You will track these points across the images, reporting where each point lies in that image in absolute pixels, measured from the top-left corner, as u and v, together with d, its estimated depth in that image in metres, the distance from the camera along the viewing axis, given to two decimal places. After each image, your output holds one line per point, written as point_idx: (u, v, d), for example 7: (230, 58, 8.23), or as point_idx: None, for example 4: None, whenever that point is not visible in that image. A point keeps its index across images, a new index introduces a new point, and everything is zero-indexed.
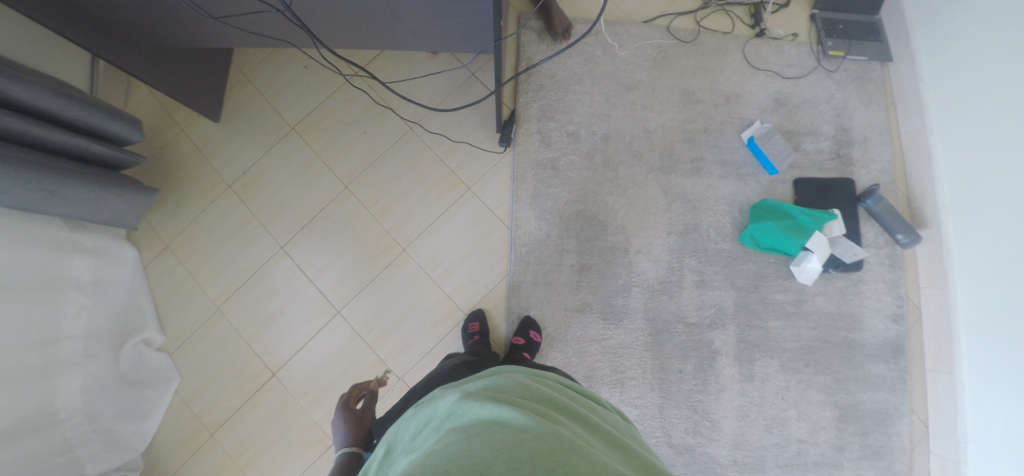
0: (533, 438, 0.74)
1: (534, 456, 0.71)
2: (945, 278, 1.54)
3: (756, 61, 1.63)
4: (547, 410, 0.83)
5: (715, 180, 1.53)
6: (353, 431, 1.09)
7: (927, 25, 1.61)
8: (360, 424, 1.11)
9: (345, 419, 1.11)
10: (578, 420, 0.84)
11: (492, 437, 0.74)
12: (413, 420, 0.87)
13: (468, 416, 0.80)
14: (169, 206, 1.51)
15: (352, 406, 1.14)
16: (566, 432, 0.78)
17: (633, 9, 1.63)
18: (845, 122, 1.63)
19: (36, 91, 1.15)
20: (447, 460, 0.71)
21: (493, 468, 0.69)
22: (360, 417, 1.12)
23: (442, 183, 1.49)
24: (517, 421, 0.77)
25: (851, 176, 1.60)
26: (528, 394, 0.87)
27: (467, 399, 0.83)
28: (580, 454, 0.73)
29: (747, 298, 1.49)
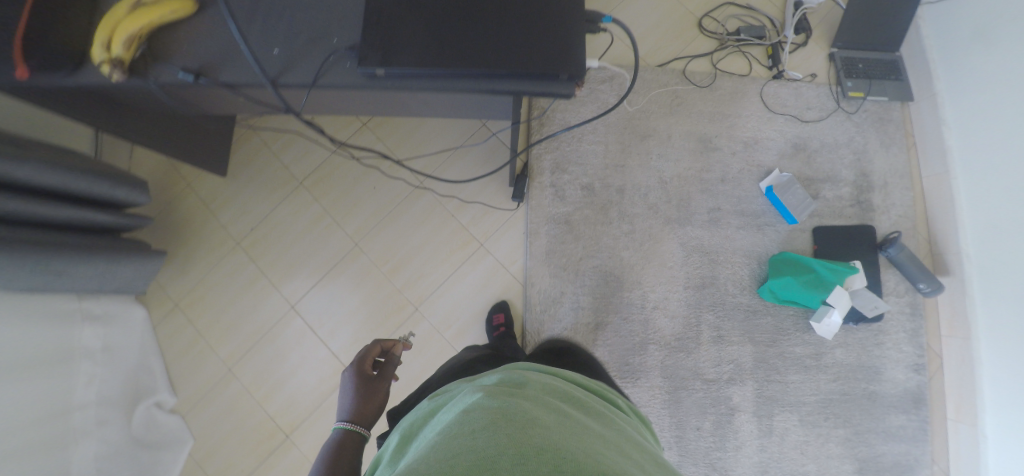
0: (541, 434, 0.72)
1: (540, 448, 0.70)
2: (968, 328, 1.51)
3: (773, 104, 1.59)
4: (557, 407, 0.82)
5: (733, 231, 1.50)
6: (360, 404, 0.94)
7: (951, 67, 1.57)
8: (370, 400, 0.96)
9: (353, 392, 0.96)
10: (588, 418, 0.83)
11: (500, 428, 0.73)
12: (425, 410, 0.87)
13: (477, 405, 0.78)
14: (177, 264, 1.49)
15: (365, 378, 0.99)
16: (576, 428, 0.77)
17: (647, 52, 1.59)
18: (865, 167, 1.60)
19: (49, 172, 1.13)
20: (451, 455, 0.69)
21: (500, 464, 0.68)
22: (371, 393, 0.96)
23: (454, 239, 1.46)
24: (526, 416, 0.75)
25: (871, 222, 1.56)
26: (543, 395, 0.85)
27: (480, 392, 0.82)
28: (587, 453, 0.71)
29: (766, 353, 1.47)
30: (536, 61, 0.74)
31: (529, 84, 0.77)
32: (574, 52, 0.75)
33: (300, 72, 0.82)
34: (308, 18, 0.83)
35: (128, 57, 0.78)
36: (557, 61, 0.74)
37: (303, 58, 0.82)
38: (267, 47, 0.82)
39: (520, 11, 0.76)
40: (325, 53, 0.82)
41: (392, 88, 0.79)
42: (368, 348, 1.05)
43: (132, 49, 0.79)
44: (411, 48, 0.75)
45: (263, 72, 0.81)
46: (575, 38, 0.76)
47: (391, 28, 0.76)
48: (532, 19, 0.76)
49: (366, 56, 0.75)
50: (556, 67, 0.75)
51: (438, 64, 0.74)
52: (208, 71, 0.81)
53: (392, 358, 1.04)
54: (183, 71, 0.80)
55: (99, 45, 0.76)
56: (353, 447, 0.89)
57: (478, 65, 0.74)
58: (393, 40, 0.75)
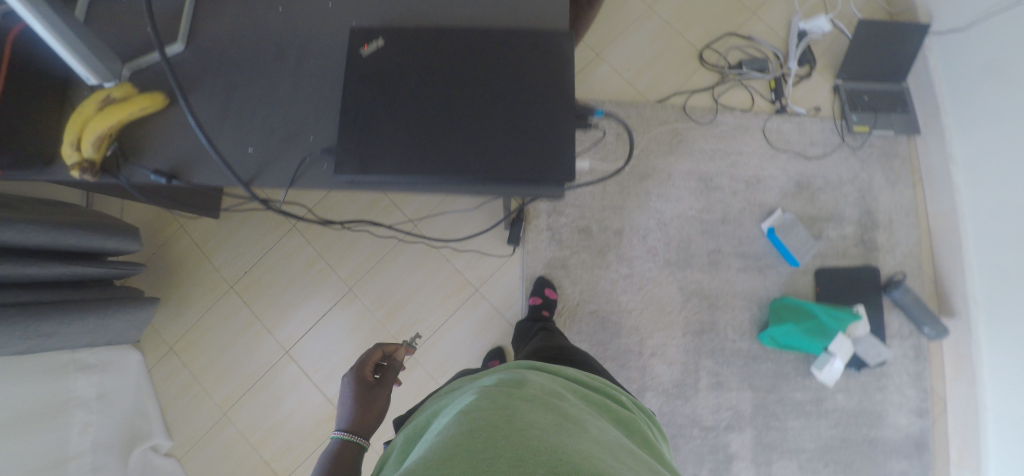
0: (542, 432, 0.66)
1: (540, 448, 0.63)
2: (972, 372, 1.48)
3: (777, 140, 1.55)
4: (562, 404, 0.75)
5: (733, 274, 1.47)
6: (359, 412, 0.89)
7: (961, 101, 1.50)
8: (371, 413, 0.90)
9: (353, 405, 0.90)
10: (593, 415, 0.77)
11: (499, 428, 0.66)
12: (427, 413, 0.81)
13: (474, 405, 0.72)
14: (171, 308, 1.48)
15: (365, 388, 0.92)
16: (579, 428, 0.69)
17: (646, 86, 1.55)
18: (870, 204, 1.55)
19: (37, 231, 1.10)
20: (446, 456, 0.63)
21: (496, 465, 0.61)
22: (372, 399, 0.91)
23: (449, 284, 1.44)
24: (526, 416, 0.69)
25: (875, 262, 1.53)
26: (547, 391, 0.78)
27: (479, 391, 0.76)
28: (589, 457, 0.64)
29: (765, 399, 1.45)
30: (524, 172, 0.67)
31: (516, 189, 0.69)
32: (565, 161, 0.67)
33: (274, 173, 0.72)
34: (283, 112, 0.73)
35: (99, 158, 0.70)
36: (547, 172, 0.67)
37: (278, 159, 0.72)
38: (239, 146, 0.72)
39: (506, 109, 0.68)
40: (301, 154, 0.72)
41: (373, 191, 0.72)
42: (368, 353, 0.98)
43: (105, 147, 0.70)
44: (389, 151, 0.68)
45: (237, 177, 0.71)
46: (564, 135, 0.68)
47: (369, 132, 0.68)
48: (523, 114, 0.68)
49: (342, 162, 0.67)
50: (549, 170, 0.67)
51: (419, 173, 0.68)
52: (181, 172, 0.72)
53: (394, 364, 0.98)
54: (154, 171, 0.72)
55: (68, 144, 0.68)
56: (350, 459, 0.85)
57: (460, 174, 0.67)
58: (371, 145, 0.68)
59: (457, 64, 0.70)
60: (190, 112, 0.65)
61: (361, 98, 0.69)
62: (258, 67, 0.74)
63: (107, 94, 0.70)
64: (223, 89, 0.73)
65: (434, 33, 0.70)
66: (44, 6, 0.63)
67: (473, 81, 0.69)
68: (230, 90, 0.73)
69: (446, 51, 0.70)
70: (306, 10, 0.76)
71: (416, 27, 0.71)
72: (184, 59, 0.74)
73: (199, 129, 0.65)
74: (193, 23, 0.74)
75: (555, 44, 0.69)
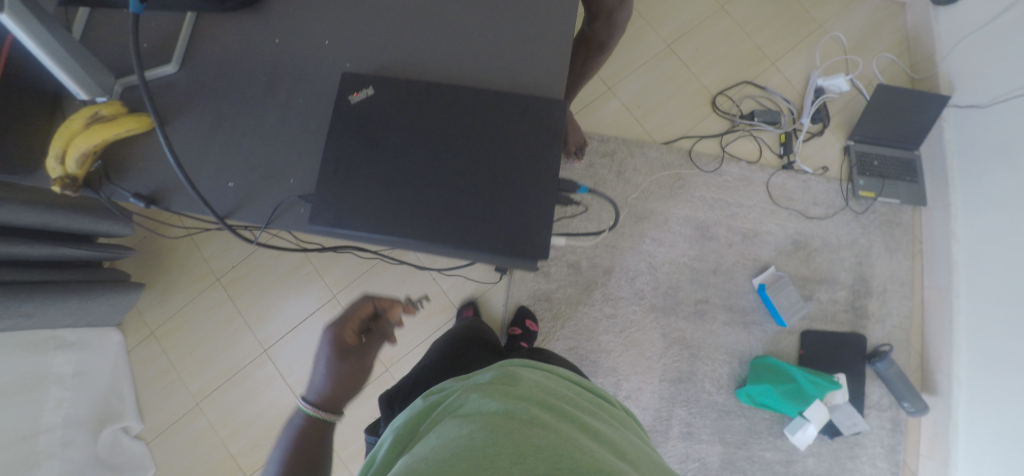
0: (549, 440, 0.62)
1: (547, 458, 0.60)
2: (946, 452, 1.46)
3: (779, 196, 1.53)
4: (560, 401, 0.71)
5: (718, 326, 1.46)
6: (333, 385, 0.78)
7: (972, 178, 1.48)
8: (349, 386, 0.79)
9: (329, 372, 0.79)
10: (591, 411, 0.73)
11: (502, 441, 0.62)
12: (417, 409, 0.72)
13: (473, 412, 0.66)
14: (156, 292, 1.49)
15: (347, 352, 0.80)
16: (579, 426, 0.66)
17: (654, 126, 1.54)
18: (865, 271, 1.53)
19: (34, 212, 1.08)
20: (446, 462, 0.59)
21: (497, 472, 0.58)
22: (352, 368, 0.79)
23: (432, 302, 1.45)
24: (526, 415, 0.65)
25: (864, 330, 1.51)
26: (544, 385, 0.74)
27: (475, 392, 0.69)
28: (591, 459, 0.61)
29: (734, 454, 1.44)
30: (498, 244, 0.65)
31: (489, 257, 0.66)
32: (542, 237, 0.65)
33: (250, 211, 0.71)
34: (265, 149, 0.72)
35: (82, 175, 0.71)
36: (522, 247, 0.65)
37: (255, 198, 0.71)
38: (219, 180, 0.71)
39: (490, 175, 0.66)
40: (277, 197, 0.71)
41: (347, 241, 0.70)
42: (357, 307, 0.83)
43: (89, 164, 0.71)
44: (363, 209, 0.66)
45: (213, 211, 0.70)
46: (547, 209, 0.65)
47: (346, 185, 0.66)
48: (507, 183, 0.66)
49: (317, 214, 0.66)
50: (525, 247, 0.65)
51: (391, 235, 0.65)
52: (160, 198, 0.73)
53: (385, 325, 0.85)
54: (135, 195, 0.72)
55: (52, 157, 0.69)
56: (318, 438, 0.76)
57: (434, 237, 0.65)
58: (347, 201, 0.66)
59: (445, 121, 0.67)
60: (165, 141, 0.65)
61: (343, 148, 0.67)
62: (250, 99, 0.73)
63: (96, 111, 0.70)
64: (211, 118, 0.72)
65: (423, 87, 0.68)
66: (34, 19, 0.63)
67: (459, 141, 0.67)
68: (217, 119, 0.72)
69: (435, 108, 0.67)
70: (301, 43, 0.74)
71: (407, 80, 0.69)
72: (177, 81, 0.73)
73: (174, 160, 0.65)
74: (190, 44, 0.73)
75: (546, 112, 0.67)
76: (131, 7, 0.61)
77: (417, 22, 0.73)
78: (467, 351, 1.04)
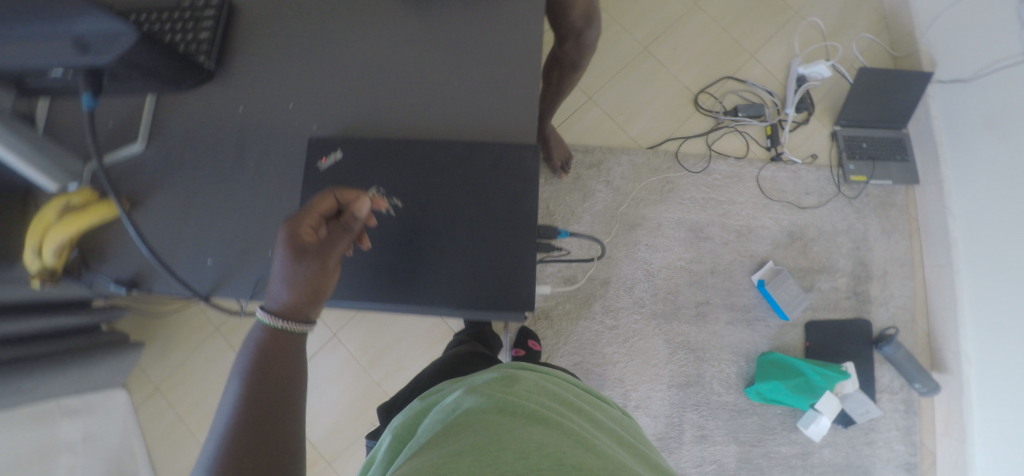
0: (541, 434, 0.60)
1: (540, 449, 0.58)
2: (962, 430, 1.44)
3: (770, 189, 1.52)
4: (558, 403, 0.69)
5: (721, 326, 1.46)
6: (302, 286, 0.66)
7: (961, 152, 1.47)
8: (318, 290, 0.67)
9: (289, 273, 0.65)
10: (589, 411, 0.71)
11: (504, 438, 0.60)
12: (415, 411, 0.72)
13: (467, 409, 0.66)
14: (157, 348, 1.49)
15: (305, 251, 0.65)
16: (580, 425, 0.65)
17: (638, 132, 1.53)
18: (864, 255, 1.52)
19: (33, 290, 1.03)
20: (449, 456, 0.57)
21: (501, 464, 0.56)
22: (322, 265, 0.66)
23: (433, 331, 1.45)
24: (527, 412, 0.64)
25: (868, 315, 1.49)
26: (542, 387, 0.72)
27: (471, 392, 0.68)
28: (593, 454, 0.59)
29: (749, 453, 1.43)
30: (479, 295, 0.68)
31: (472, 313, 0.69)
32: (523, 283, 0.68)
33: (233, 287, 0.73)
34: (242, 224, 0.74)
35: (60, 266, 0.70)
36: (504, 296, 0.68)
37: (235, 274, 0.73)
38: (199, 258, 0.73)
39: (465, 226, 0.70)
40: (257, 273, 0.73)
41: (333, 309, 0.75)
42: (315, 202, 0.66)
43: (66, 254, 0.70)
44: (345, 278, 0.71)
45: (194, 290, 0.72)
46: (526, 252, 0.69)
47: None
48: (482, 232, 0.70)
49: None
50: (506, 292, 0.68)
51: (369, 301, 0.71)
52: (142, 281, 0.73)
53: (351, 220, 0.67)
54: (116, 281, 0.73)
55: (31, 251, 0.69)
56: (280, 398, 0.63)
57: (418, 299, 0.69)
58: None
59: (418, 180, 0.71)
60: (135, 232, 0.68)
61: None
62: (222, 174, 0.75)
63: (68, 200, 0.70)
64: (184, 197, 0.75)
65: (390, 148, 0.72)
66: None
67: (432, 199, 0.71)
68: (189, 197, 0.75)
69: (404, 168, 0.72)
70: (270, 117, 0.77)
71: (377, 139, 0.73)
72: (144, 157, 0.76)
73: (145, 245, 0.68)
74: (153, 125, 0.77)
75: (515, 159, 0.70)
76: (84, 104, 0.65)
77: (385, 83, 0.76)
78: (464, 358, 1.04)
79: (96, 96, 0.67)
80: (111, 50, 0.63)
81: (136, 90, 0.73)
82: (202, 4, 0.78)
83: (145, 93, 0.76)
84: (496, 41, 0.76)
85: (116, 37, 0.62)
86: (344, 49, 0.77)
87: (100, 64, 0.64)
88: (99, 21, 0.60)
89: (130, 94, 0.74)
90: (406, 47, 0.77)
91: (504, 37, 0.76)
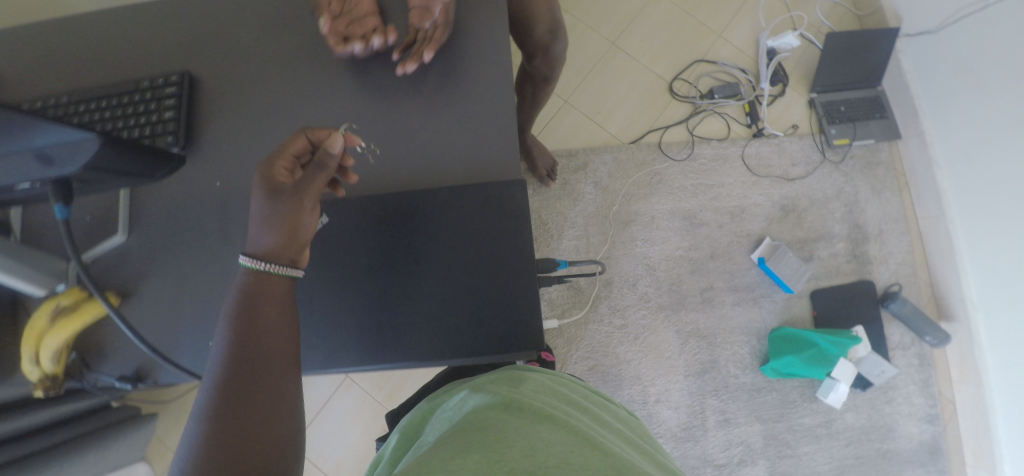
0: (548, 432, 0.59)
1: (548, 446, 0.57)
2: (977, 375, 1.45)
3: (757, 166, 1.52)
4: (563, 404, 0.68)
5: (728, 309, 1.46)
6: (277, 223, 0.68)
7: (938, 102, 1.49)
8: (294, 230, 0.68)
9: (264, 210, 0.67)
10: (595, 413, 0.70)
11: (512, 435, 0.59)
12: (422, 412, 0.73)
13: (474, 408, 0.65)
14: (171, 416, 1.48)
15: (281, 189, 0.67)
16: (586, 425, 0.64)
17: (619, 128, 1.53)
18: (858, 217, 1.53)
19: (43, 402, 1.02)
20: (460, 449, 0.57)
21: (511, 460, 0.55)
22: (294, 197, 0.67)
23: None
24: (534, 409, 0.63)
25: (870, 276, 1.50)
26: (548, 387, 0.71)
27: (477, 392, 0.68)
28: (601, 451, 0.58)
29: (775, 429, 1.43)
30: (485, 337, 0.70)
31: (479, 359, 0.71)
32: (529, 320, 0.70)
33: None
34: None
35: (59, 371, 0.73)
36: (511, 334, 0.70)
37: None
38: (201, 340, 0.74)
39: (461, 269, 0.72)
40: None
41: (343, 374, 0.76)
42: (286, 142, 0.69)
43: (63, 358, 0.72)
44: (351, 342, 0.73)
45: (201, 377, 0.74)
46: (526, 285, 0.71)
47: (332, 321, 0.73)
48: (478, 272, 0.72)
49: (306, 358, 0.73)
50: (511, 328, 0.70)
51: (376, 361, 0.72)
52: (145, 375, 0.73)
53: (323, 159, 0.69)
54: (119, 377, 0.73)
55: (29, 358, 0.72)
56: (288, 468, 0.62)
57: (431, 356, 0.71)
58: (335, 340, 0.73)
59: (412, 234, 0.74)
60: (131, 330, 0.68)
61: (329, 284, 0.74)
62: (214, 255, 0.77)
63: (58, 303, 0.72)
64: (175, 280, 0.76)
65: (378, 203, 0.75)
66: None
67: (423, 243, 0.74)
68: (180, 279, 0.76)
69: (395, 223, 0.75)
70: None
71: (361, 199, 0.76)
72: (128, 247, 0.77)
73: (144, 343, 0.70)
74: (133, 216, 0.78)
75: (505, 196, 0.73)
76: (58, 214, 0.68)
77: (367, 145, 0.78)
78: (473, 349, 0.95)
79: (68, 205, 0.70)
80: (74, 157, 0.68)
81: (109, 187, 0.74)
82: (162, 82, 0.81)
83: (118, 188, 0.77)
84: (468, 89, 0.79)
85: (79, 143, 0.67)
86: (323, 117, 0.80)
87: (66, 173, 0.68)
88: (59, 132, 0.65)
89: (104, 190, 0.76)
90: (382, 106, 0.79)
91: (476, 80, 0.79)
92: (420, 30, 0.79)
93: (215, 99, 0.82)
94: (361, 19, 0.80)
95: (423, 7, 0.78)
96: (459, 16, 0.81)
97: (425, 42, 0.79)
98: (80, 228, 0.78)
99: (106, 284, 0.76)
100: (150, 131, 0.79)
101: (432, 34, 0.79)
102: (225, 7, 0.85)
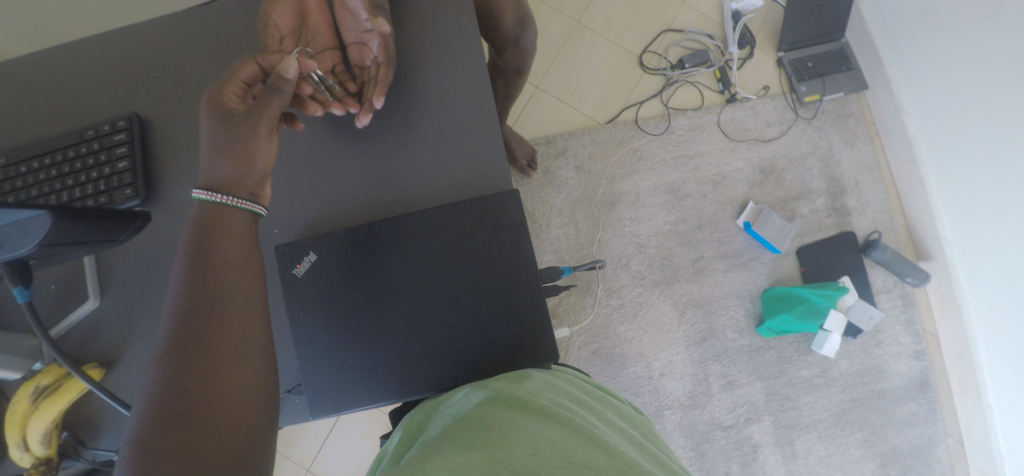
0: (553, 432, 0.57)
1: (551, 446, 0.55)
2: (956, 308, 1.51)
3: (734, 131, 1.53)
4: (568, 400, 0.65)
5: (720, 275, 1.49)
6: (228, 147, 0.66)
7: (901, 49, 1.52)
8: (247, 154, 0.67)
9: (215, 136, 0.66)
10: (600, 411, 0.67)
11: (517, 434, 0.56)
12: (425, 409, 0.69)
13: (478, 403, 0.62)
14: None
15: (233, 114, 0.66)
16: (590, 423, 0.61)
17: (593, 108, 1.51)
18: (834, 171, 1.56)
19: None
20: (464, 449, 0.55)
21: (514, 461, 0.53)
22: (246, 116, 0.66)
23: None
24: (537, 406, 0.60)
25: (850, 227, 1.54)
26: (552, 379, 0.68)
27: (482, 385, 0.65)
28: (606, 454, 0.56)
29: (775, 385, 1.48)
30: (495, 358, 0.70)
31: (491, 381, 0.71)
32: (540, 338, 0.70)
33: None
34: None
35: (53, 452, 0.70)
36: (521, 354, 0.70)
37: None
38: None
39: (460, 287, 0.71)
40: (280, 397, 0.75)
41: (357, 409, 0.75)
42: (236, 70, 0.69)
43: (53, 438, 0.70)
44: (361, 380, 0.71)
45: None
46: (532, 298, 0.70)
47: (339, 361, 0.71)
48: (479, 290, 0.71)
49: (319, 402, 0.71)
50: (519, 348, 0.70)
51: (388, 395, 0.70)
52: None
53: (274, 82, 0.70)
54: None
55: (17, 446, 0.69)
56: None
57: (445, 382, 0.70)
58: (344, 379, 0.71)
59: (405, 257, 0.72)
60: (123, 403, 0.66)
61: (331, 323, 0.72)
62: None
63: (37, 384, 0.69)
64: None
65: (368, 227, 0.73)
66: None
67: (416, 256, 0.72)
68: None
69: (388, 244, 0.72)
70: None
71: (348, 231, 0.73)
72: (104, 311, 0.74)
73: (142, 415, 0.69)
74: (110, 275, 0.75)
75: (501, 209, 0.72)
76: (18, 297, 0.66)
77: (351, 179, 0.77)
78: None
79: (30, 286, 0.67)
80: (26, 237, 0.63)
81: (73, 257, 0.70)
82: (108, 129, 0.76)
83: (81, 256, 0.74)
84: (452, 105, 0.77)
85: (29, 223, 0.63)
86: (303, 152, 0.78)
87: (20, 254, 0.63)
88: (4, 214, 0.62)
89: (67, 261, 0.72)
90: (364, 136, 0.78)
91: (455, 99, 0.77)
92: (363, 67, 0.79)
93: (179, 141, 0.78)
94: (320, 54, 0.79)
95: (362, 44, 0.78)
96: (430, 29, 0.79)
97: (370, 81, 0.77)
98: (55, 298, 0.75)
99: (89, 354, 0.73)
100: (106, 185, 0.75)
101: (375, 71, 0.77)
102: (176, 39, 0.79)
